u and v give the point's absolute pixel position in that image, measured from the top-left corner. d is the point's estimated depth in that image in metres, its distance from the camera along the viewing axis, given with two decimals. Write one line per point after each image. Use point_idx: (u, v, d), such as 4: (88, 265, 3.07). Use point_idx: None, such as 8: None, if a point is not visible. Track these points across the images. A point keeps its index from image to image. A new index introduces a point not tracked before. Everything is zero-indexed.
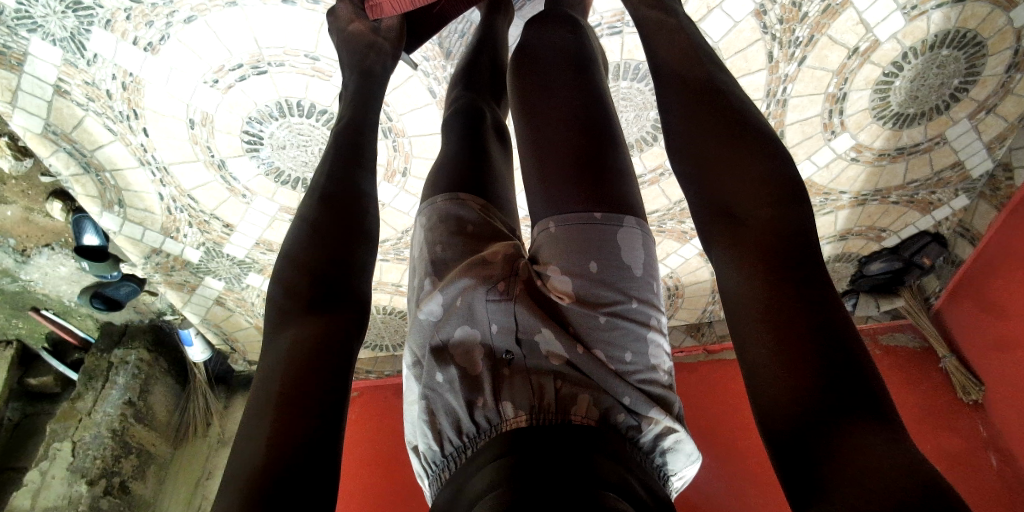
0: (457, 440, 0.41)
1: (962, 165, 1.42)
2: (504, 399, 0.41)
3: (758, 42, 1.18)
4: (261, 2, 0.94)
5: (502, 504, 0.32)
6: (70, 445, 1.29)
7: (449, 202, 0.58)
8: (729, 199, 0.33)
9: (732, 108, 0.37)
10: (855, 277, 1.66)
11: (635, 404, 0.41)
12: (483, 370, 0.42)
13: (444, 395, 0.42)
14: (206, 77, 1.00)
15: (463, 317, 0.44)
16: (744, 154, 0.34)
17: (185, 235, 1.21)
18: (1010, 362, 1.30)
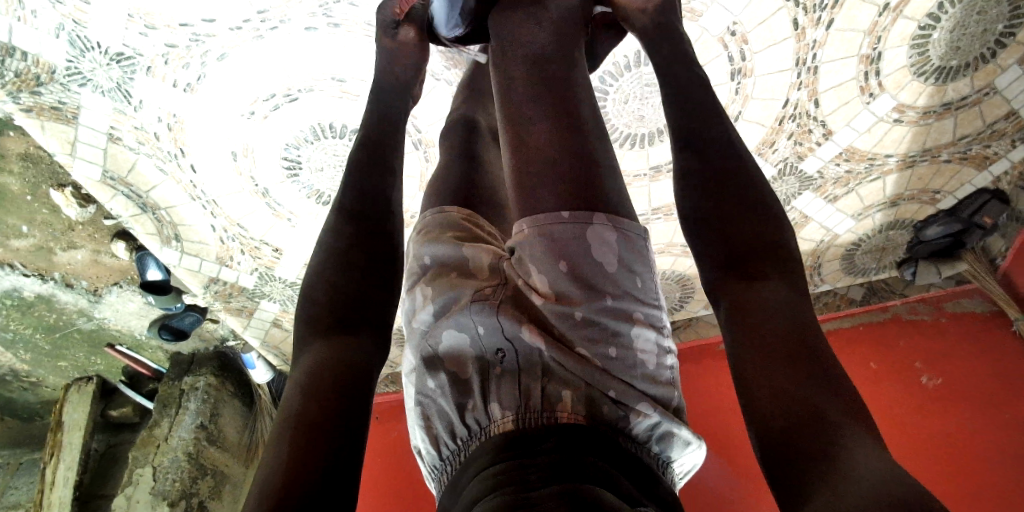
0: (452, 443, 0.49)
1: (1017, 114, 1.35)
2: (489, 404, 0.46)
3: (781, 9, 1.14)
4: (285, 32, 0.98)
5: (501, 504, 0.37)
6: (151, 470, 1.34)
7: (435, 215, 0.66)
8: (746, 264, 0.40)
9: (751, 191, 0.44)
10: (912, 244, 1.58)
11: (621, 396, 0.45)
12: (471, 373, 0.48)
13: (437, 400, 0.50)
14: (244, 110, 1.06)
15: (451, 323, 0.50)
16: (748, 218, 0.42)
17: (239, 263, 1.27)
18: None
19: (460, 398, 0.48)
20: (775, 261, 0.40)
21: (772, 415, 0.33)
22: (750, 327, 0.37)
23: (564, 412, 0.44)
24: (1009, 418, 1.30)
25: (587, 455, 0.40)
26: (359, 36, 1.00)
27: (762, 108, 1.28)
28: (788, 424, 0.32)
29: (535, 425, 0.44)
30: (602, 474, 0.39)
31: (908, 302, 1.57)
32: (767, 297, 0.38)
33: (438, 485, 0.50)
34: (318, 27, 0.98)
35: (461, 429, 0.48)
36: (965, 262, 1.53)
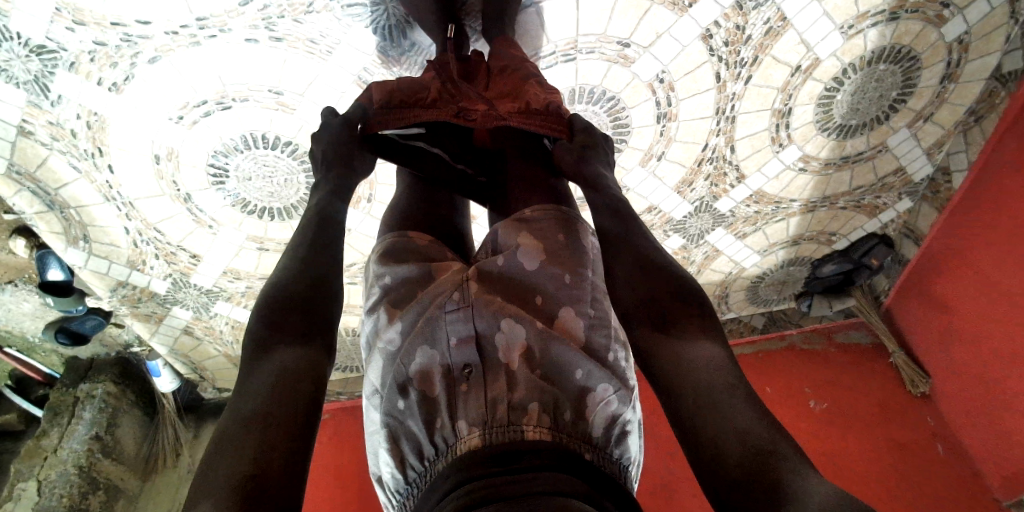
0: (419, 465, 0.53)
1: (905, 170, 1.53)
2: (456, 421, 0.52)
3: (705, 64, 1.23)
4: (225, 41, 0.96)
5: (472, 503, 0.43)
6: (36, 483, 1.29)
7: (397, 238, 0.69)
8: (642, 281, 0.49)
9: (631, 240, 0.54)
10: (808, 279, 1.74)
11: (590, 375, 0.53)
12: (440, 390, 0.54)
13: (405, 420, 0.54)
14: (171, 115, 1.02)
15: (424, 340, 0.56)
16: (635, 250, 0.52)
17: (151, 267, 1.21)
18: (963, 354, 1.47)
19: (429, 416, 0.53)
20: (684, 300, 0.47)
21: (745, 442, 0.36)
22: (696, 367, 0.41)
23: (528, 425, 0.50)
24: (887, 439, 1.48)
25: (557, 467, 0.45)
26: (301, 52, 0.99)
27: (683, 150, 1.37)
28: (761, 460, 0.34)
29: (503, 438, 0.49)
30: (572, 489, 0.43)
31: (802, 332, 1.73)
32: (699, 356, 0.42)
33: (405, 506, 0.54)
34: (259, 40, 0.97)
35: (428, 448, 0.53)
36: (853, 298, 1.73)
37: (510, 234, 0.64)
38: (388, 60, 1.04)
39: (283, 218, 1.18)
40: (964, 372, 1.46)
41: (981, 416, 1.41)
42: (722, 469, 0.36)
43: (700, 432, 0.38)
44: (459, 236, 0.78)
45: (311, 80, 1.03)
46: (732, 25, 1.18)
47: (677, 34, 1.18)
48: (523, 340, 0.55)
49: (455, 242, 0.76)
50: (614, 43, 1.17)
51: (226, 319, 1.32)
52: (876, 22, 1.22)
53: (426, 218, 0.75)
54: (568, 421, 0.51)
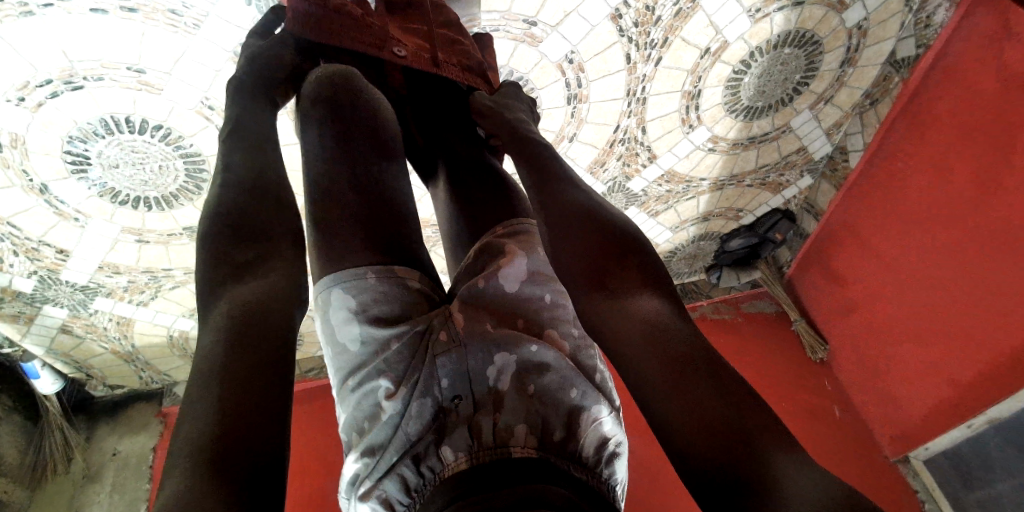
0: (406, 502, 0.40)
1: (806, 149, 1.58)
2: (443, 448, 0.41)
3: (615, 44, 1.19)
4: (64, 11, 0.83)
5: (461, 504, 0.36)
6: None
7: (384, 278, 0.47)
8: (591, 224, 0.39)
9: (552, 171, 0.46)
10: (717, 252, 1.81)
11: (583, 396, 0.45)
12: (425, 418, 0.42)
13: (379, 462, 0.41)
14: (10, 96, 0.89)
15: (400, 368, 0.44)
16: (565, 187, 0.44)
17: (11, 265, 1.08)
18: (857, 325, 1.57)
19: (411, 448, 0.41)
20: (617, 233, 0.39)
21: (696, 426, 0.28)
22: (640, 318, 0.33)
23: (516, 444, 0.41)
24: (794, 405, 1.57)
25: (543, 480, 0.37)
26: (162, 26, 0.88)
27: (594, 132, 1.35)
28: (728, 442, 0.27)
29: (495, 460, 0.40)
30: (566, 504, 0.35)
31: (712, 303, 1.81)
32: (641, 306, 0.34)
33: None
34: (107, 10, 0.84)
35: (413, 484, 0.41)
36: (759, 270, 1.82)
37: (494, 254, 0.53)
38: None
39: (163, 207, 1.08)
40: (856, 339, 1.58)
41: (870, 379, 1.53)
42: (696, 462, 0.27)
43: (662, 422, 0.29)
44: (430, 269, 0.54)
45: (178, 58, 0.92)
46: (640, 6, 1.15)
47: (586, 13, 1.14)
48: (511, 364, 0.45)
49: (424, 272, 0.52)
50: (520, 21, 1.11)
51: (108, 316, 1.22)
52: (781, 7, 1.22)
53: (388, 227, 0.51)
54: (557, 441, 0.42)
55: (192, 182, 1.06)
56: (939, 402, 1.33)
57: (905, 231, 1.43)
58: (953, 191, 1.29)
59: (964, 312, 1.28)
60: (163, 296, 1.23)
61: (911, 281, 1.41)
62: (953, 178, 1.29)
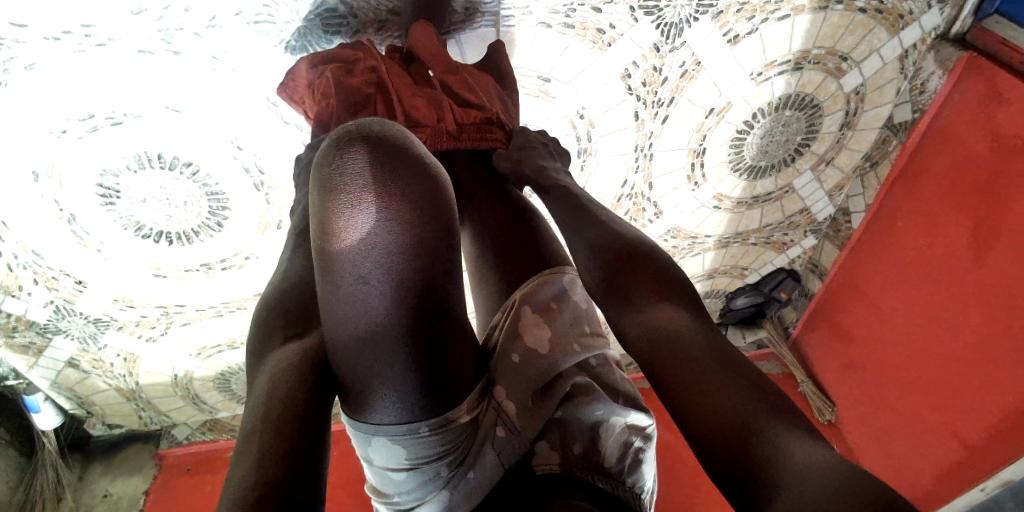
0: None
1: (809, 210, 1.63)
2: (474, 482, 0.59)
3: (625, 102, 1.27)
4: (115, 51, 0.90)
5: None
6: None
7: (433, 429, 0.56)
8: (628, 252, 0.62)
9: (588, 209, 0.72)
10: (723, 311, 1.82)
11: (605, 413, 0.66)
12: (463, 465, 0.59)
13: (427, 495, 0.58)
14: (53, 127, 0.94)
15: (436, 452, 0.57)
16: (591, 216, 0.70)
17: (29, 293, 1.09)
18: (863, 385, 1.55)
19: (454, 490, 0.58)
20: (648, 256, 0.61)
21: (720, 415, 0.45)
22: (681, 347, 0.51)
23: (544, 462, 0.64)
24: None
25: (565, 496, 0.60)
26: (202, 68, 0.95)
27: (603, 185, 1.40)
28: (739, 426, 0.44)
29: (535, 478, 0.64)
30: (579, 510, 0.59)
31: None
32: (668, 319, 0.54)
33: None
34: (155, 51, 0.92)
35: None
36: (764, 330, 1.84)
37: (523, 323, 0.67)
38: None
39: (184, 242, 1.11)
40: (860, 395, 1.56)
41: (875, 431, 1.50)
42: (715, 442, 0.44)
43: (693, 411, 0.47)
44: (449, 375, 0.56)
45: (215, 100, 0.98)
46: (648, 67, 1.23)
47: (597, 72, 1.21)
48: (545, 408, 0.64)
49: (445, 379, 0.56)
50: (535, 77, 1.19)
51: (116, 351, 1.22)
52: (781, 71, 1.30)
53: (421, 318, 0.52)
54: (579, 454, 0.64)
55: (214, 219, 1.10)
56: (948, 464, 1.28)
57: (907, 283, 1.44)
58: (950, 244, 1.32)
59: (965, 362, 1.27)
60: (172, 332, 1.23)
61: (906, 334, 1.43)
62: (952, 229, 1.32)
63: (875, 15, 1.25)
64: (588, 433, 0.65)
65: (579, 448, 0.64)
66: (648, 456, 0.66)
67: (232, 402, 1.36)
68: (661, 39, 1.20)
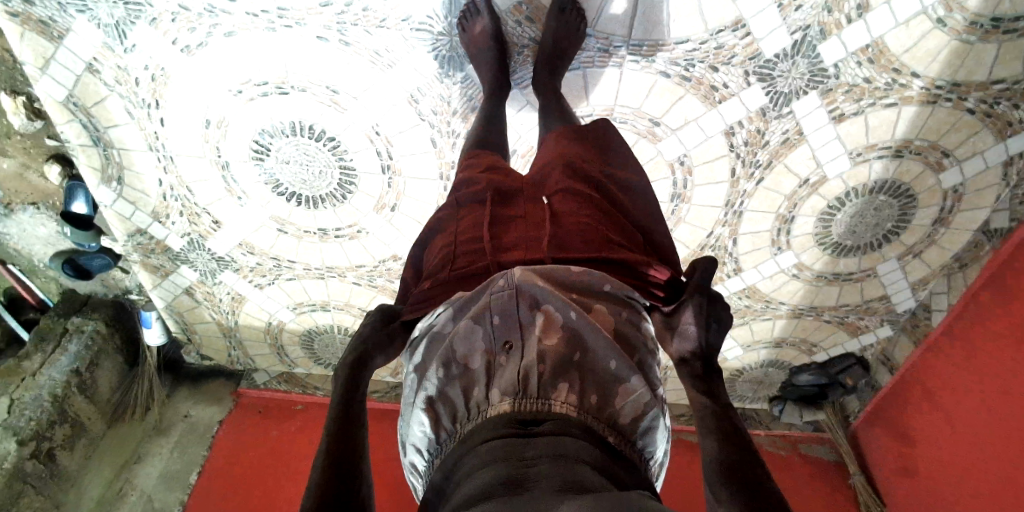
0: (451, 427, 0.58)
1: (889, 298, 1.61)
2: (490, 390, 0.57)
3: (724, 157, 1.33)
4: (298, 35, 1.06)
5: (505, 451, 0.49)
6: (8, 401, 1.18)
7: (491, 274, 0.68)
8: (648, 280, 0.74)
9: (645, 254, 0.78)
10: (785, 384, 1.81)
11: (620, 368, 0.57)
12: (481, 363, 0.59)
13: (445, 388, 0.60)
14: (232, 87, 1.10)
15: (469, 321, 0.61)
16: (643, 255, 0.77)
17: (172, 222, 1.25)
18: (918, 486, 1.51)
19: (466, 386, 0.59)
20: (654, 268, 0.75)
21: None
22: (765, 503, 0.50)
23: (557, 398, 0.55)
24: None
25: (569, 436, 0.51)
26: (365, 60, 1.09)
27: (689, 232, 1.47)
28: None
29: (528, 412, 0.54)
30: (582, 458, 0.49)
31: (771, 436, 1.80)
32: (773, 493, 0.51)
33: (433, 462, 0.59)
34: (330, 40, 1.07)
35: (460, 413, 0.58)
36: (823, 413, 1.79)
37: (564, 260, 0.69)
38: (443, 84, 1.14)
39: (309, 205, 1.25)
40: (925, 498, 1.48)
41: None
42: None
43: None
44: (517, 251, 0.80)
45: (368, 87, 1.12)
46: (753, 128, 1.29)
47: (704, 124, 1.28)
48: (560, 326, 0.59)
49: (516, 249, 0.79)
50: (645, 119, 1.28)
51: (227, 289, 1.36)
52: (881, 155, 1.32)
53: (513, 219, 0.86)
54: (594, 404, 0.56)
55: (341, 190, 1.23)
56: None
57: (947, 399, 1.47)
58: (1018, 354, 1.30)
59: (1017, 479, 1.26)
60: (279, 283, 1.36)
61: (979, 443, 1.36)
62: (1001, 363, 1.34)
63: (983, 118, 1.25)
64: (607, 386, 0.57)
65: (595, 398, 0.56)
66: (660, 425, 0.60)
67: (311, 361, 1.47)
68: (769, 105, 1.25)
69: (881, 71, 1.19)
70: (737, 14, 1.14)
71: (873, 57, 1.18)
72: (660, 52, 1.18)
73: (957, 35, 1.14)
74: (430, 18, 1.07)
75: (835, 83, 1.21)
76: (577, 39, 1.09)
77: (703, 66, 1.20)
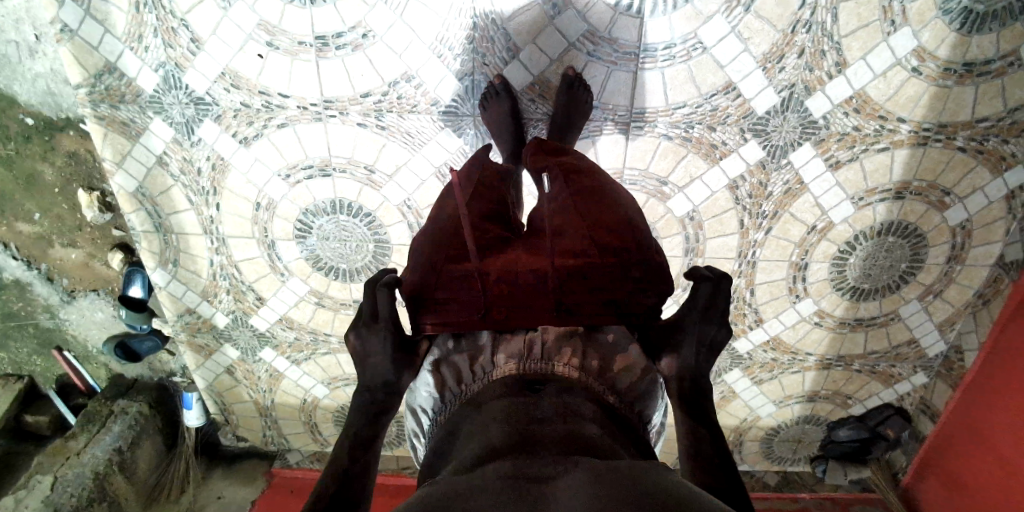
0: (456, 388, 0.69)
1: (917, 342, 1.60)
2: (496, 355, 0.69)
3: (731, 210, 1.42)
4: (341, 123, 1.21)
5: (518, 409, 0.61)
6: (52, 479, 1.22)
7: None
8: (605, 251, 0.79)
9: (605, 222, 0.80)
10: (825, 442, 1.75)
11: (617, 339, 0.71)
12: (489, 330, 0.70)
13: (455, 355, 0.70)
14: (281, 172, 1.24)
15: None
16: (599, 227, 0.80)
17: (220, 301, 1.34)
18: None
19: (474, 352, 0.70)
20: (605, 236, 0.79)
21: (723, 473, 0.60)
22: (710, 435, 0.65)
23: (559, 361, 0.67)
24: None
25: (574, 399, 0.63)
26: (398, 142, 1.23)
27: None
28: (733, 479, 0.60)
29: (532, 371, 0.66)
30: (586, 416, 0.61)
31: (816, 498, 1.71)
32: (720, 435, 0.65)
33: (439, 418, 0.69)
34: (368, 127, 1.21)
35: (467, 376, 0.69)
36: (870, 471, 1.71)
37: None
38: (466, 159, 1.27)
39: (345, 279, 1.33)
40: None
41: None
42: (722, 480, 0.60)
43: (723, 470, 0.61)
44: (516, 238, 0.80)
45: (401, 166, 1.25)
46: (755, 181, 1.38)
47: (708, 180, 1.39)
48: None
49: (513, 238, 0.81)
50: (655, 179, 1.39)
51: (265, 366, 1.41)
52: (882, 198, 1.40)
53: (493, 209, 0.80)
54: (596, 367, 0.68)
55: (376, 263, 1.32)
56: None
57: (986, 444, 1.44)
58: None
59: None
60: (314, 358, 1.40)
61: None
62: None
63: (975, 155, 1.34)
64: (607, 353, 0.69)
65: (596, 362, 0.68)
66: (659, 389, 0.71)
67: None
68: (767, 157, 1.36)
69: (868, 119, 1.31)
70: (726, 79, 1.28)
71: (858, 107, 1.30)
72: (661, 118, 1.32)
73: (934, 81, 1.27)
74: (455, 102, 1.22)
75: (826, 133, 1.33)
76: (586, 111, 1.23)
77: (701, 127, 1.33)
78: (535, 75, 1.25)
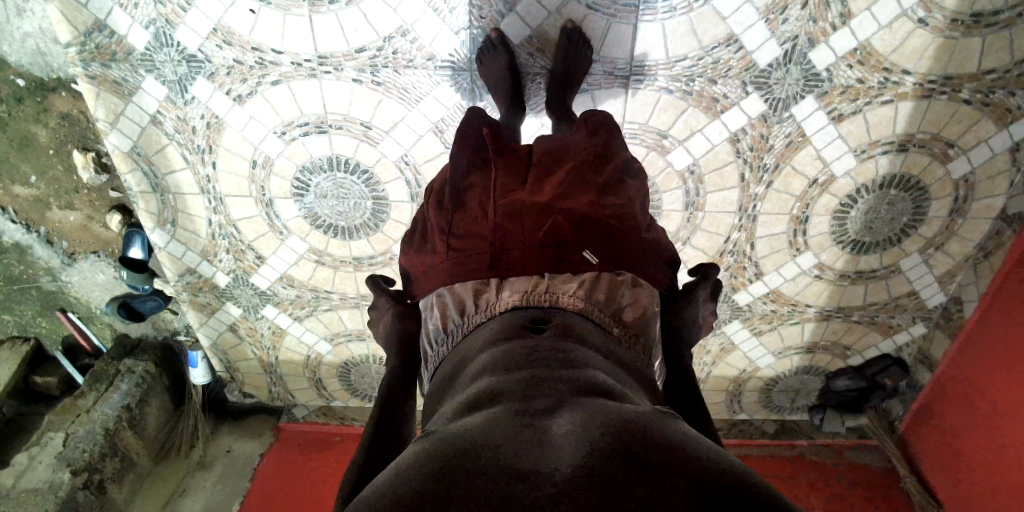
0: (460, 321, 0.69)
1: (918, 294, 1.61)
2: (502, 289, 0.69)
3: (731, 163, 1.40)
4: (336, 78, 1.19)
5: (519, 351, 0.59)
6: (63, 436, 1.25)
7: None
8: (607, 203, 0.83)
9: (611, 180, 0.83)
10: (824, 391, 1.78)
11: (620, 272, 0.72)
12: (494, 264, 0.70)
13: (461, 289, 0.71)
14: (277, 129, 1.22)
15: None
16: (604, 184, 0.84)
17: (220, 260, 1.35)
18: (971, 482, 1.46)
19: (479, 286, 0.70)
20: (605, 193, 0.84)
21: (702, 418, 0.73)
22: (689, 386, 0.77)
23: (565, 293, 0.67)
24: None
25: (575, 345, 0.61)
26: (394, 98, 1.21)
27: (707, 239, 1.52)
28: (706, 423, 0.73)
29: (537, 302, 0.67)
30: (587, 359, 0.59)
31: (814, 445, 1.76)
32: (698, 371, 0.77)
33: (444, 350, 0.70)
34: (363, 81, 1.19)
35: (471, 308, 0.69)
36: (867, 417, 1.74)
37: None
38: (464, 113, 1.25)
39: (344, 237, 1.33)
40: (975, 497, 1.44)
41: None
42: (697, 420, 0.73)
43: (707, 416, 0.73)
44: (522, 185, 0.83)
45: (397, 122, 1.23)
46: (756, 134, 1.37)
47: (708, 133, 1.37)
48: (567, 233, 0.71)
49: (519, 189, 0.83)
50: (655, 134, 1.37)
51: (268, 324, 1.43)
52: (886, 150, 1.38)
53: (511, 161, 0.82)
54: (599, 301, 0.68)
55: (374, 220, 1.31)
56: None
57: (982, 399, 1.46)
58: None
59: None
60: (316, 315, 1.42)
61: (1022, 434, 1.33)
62: None
63: (981, 107, 1.32)
64: (611, 285, 0.70)
65: (602, 295, 0.69)
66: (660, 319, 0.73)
67: (348, 394, 1.51)
68: (769, 110, 1.34)
69: (872, 71, 1.29)
70: (728, 32, 1.26)
71: (862, 58, 1.27)
72: (661, 70, 1.30)
73: (941, 31, 1.24)
74: (452, 56, 1.20)
75: (829, 86, 1.30)
76: (586, 63, 1.21)
77: (702, 80, 1.31)
78: (533, 28, 1.23)
